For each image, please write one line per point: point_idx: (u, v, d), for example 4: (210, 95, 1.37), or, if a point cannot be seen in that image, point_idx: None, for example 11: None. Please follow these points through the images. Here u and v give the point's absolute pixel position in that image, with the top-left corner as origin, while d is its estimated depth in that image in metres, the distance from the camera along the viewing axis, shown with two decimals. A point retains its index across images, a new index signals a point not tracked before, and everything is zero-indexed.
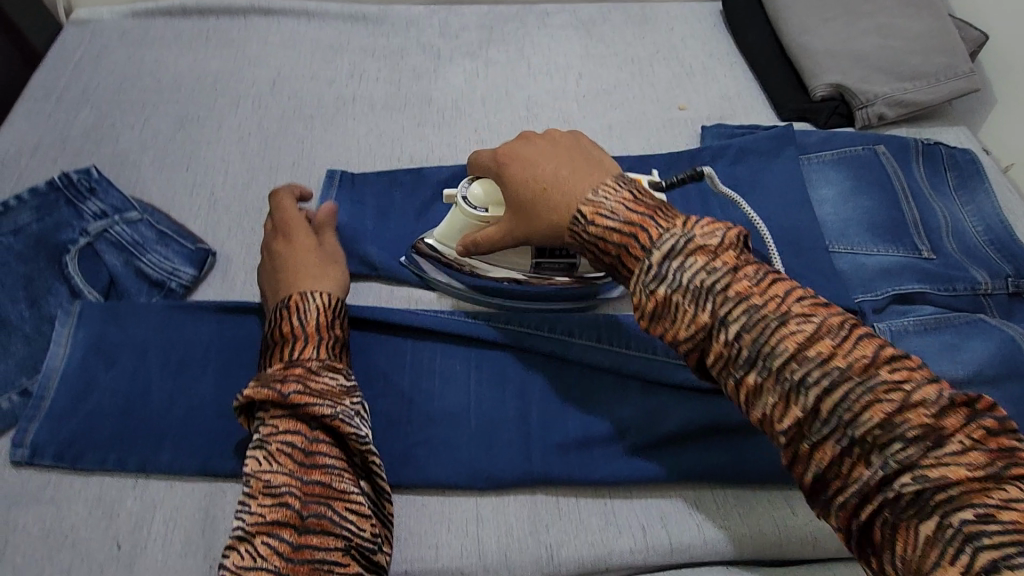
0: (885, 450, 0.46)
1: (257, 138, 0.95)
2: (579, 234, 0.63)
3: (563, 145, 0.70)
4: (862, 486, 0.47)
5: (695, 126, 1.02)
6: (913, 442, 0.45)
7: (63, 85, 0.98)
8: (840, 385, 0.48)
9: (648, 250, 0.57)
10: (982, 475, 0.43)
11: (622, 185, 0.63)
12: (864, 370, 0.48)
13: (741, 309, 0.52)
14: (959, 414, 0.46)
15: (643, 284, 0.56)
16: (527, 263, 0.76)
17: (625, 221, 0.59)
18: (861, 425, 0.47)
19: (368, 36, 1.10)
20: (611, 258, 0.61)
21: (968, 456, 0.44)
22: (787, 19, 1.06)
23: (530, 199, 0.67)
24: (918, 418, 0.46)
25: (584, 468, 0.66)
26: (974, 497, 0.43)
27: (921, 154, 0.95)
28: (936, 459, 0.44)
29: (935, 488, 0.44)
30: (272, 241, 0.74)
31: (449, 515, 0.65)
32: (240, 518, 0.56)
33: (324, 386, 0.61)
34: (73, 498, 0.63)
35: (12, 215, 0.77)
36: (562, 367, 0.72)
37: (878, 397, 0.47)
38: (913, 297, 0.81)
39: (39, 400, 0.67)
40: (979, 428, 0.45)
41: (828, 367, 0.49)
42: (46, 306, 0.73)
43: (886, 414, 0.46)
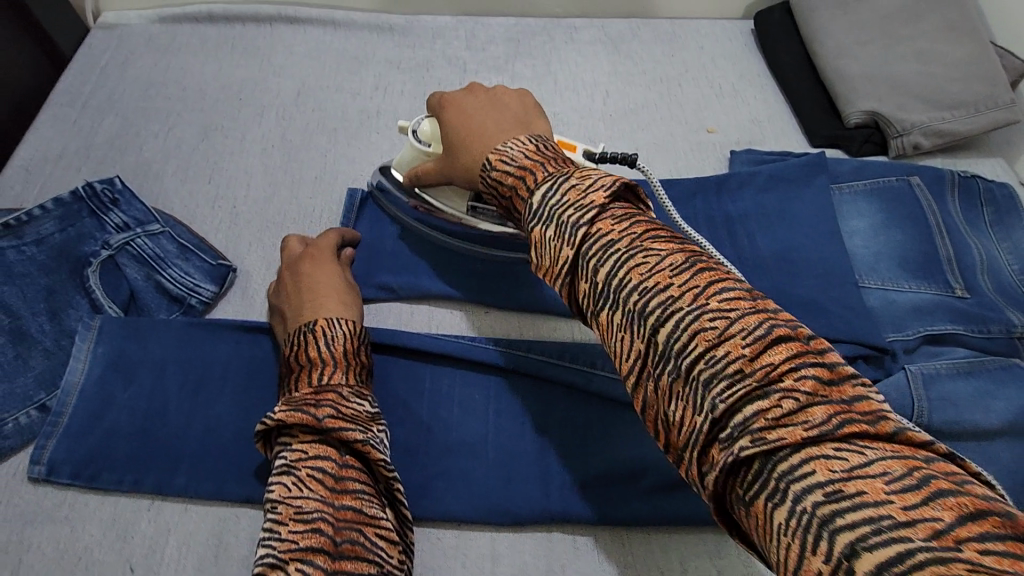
0: (708, 391, 0.39)
1: (280, 150, 0.94)
2: (485, 179, 0.63)
3: (505, 104, 0.69)
4: (697, 437, 0.39)
5: (723, 149, 1.00)
6: (734, 384, 0.38)
7: (89, 90, 0.98)
8: (672, 314, 0.42)
9: (530, 193, 0.55)
10: (818, 434, 0.35)
11: (535, 141, 0.61)
12: (699, 300, 0.42)
13: (597, 245, 0.47)
14: (787, 353, 0.38)
15: (529, 222, 0.54)
16: (463, 206, 0.78)
17: (521, 166, 0.59)
18: (689, 360, 0.40)
19: (393, 47, 1.09)
20: (508, 200, 0.60)
21: (805, 411, 0.36)
22: (822, 41, 1.04)
23: (455, 144, 0.69)
24: (736, 351, 0.39)
25: (603, 507, 0.65)
26: (812, 467, 0.34)
27: (957, 186, 0.92)
28: (767, 409, 0.37)
29: (775, 452, 0.36)
30: (298, 262, 0.75)
31: (464, 550, 0.64)
32: (268, 547, 0.52)
33: (354, 412, 0.62)
34: (88, 518, 0.63)
35: (32, 225, 0.76)
36: (582, 398, 0.71)
37: (705, 325, 0.41)
38: (947, 338, 0.78)
39: (57, 416, 0.67)
40: (811, 377, 0.37)
41: (663, 296, 0.43)
42: (66, 320, 0.73)
43: (711, 346, 0.40)
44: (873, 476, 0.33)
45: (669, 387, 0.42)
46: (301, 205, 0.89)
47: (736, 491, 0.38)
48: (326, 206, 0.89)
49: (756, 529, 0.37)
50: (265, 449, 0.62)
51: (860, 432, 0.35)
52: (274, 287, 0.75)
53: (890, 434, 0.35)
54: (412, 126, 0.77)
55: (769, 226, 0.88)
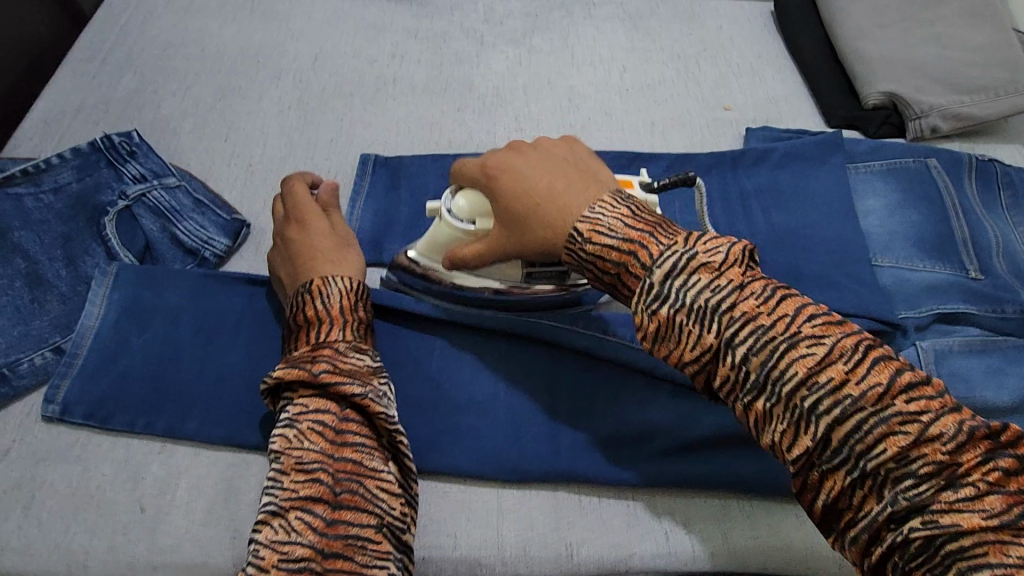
0: (894, 487, 0.42)
1: (296, 113, 0.94)
2: (577, 253, 0.57)
3: (557, 157, 0.64)
4: (870, 521, 0.43)
5: (739, 127, 0.99)
6: (921, 480, 0.41)
7: (108, 48, 0.99)
8: (852, 415, 0.43)
9: (649, 269, 0.51)
10: (997, 524, 0.39)
11: (621, 203, 0.57)
12: (881, 400, 0.43)
13: (827, 392, 0.44)
14: (977, 449, 0.41)
15: (643, 303, 0.51)
16: (518, 274, 0.68)
17: (624, 238, 0.54)
18: (871, 457, 0.42)
19: (411, 18, 1.09)
20: (611, 277, 0.56)
21: (986, 503, 0.40)
22: (843, 23, 1.03)
23: (525, 214, 0.60)
24: (933, 455, 0.41)
25: (611, 468, 0.66)
26: (985, 549, 0.39)
27: (975, 170, 0.92)
28: (951, 504, 0.40)
29: (943, 536, 0.40)
30: (287, 227, 0.72)
31: (472, 505, 0.64)
32: (270, 496, 0.54)
33: (352, 366, 0.61)
34: (100, 459, 0.63)
35: (50, 173, 0.76)
36: (591, 361, 0.71)
37: (895, 428, 0.42)
38: (960, 317, 0.78)
39: (72, 358, 0.67)
40: (1000, 468, 0.40)
41: (838, 394, 0.44)
42: (82, 266, 0.73)
43: (900, 449, 0.42)
44: None
45: (838, 479, 0.44)
46: (316, 166, 0.89)
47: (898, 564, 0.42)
48: (341, 169, 0.89)
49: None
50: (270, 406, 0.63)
51: None
52: (269, 253, 0.73)
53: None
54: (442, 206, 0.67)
55: (784, 202, 0.88)
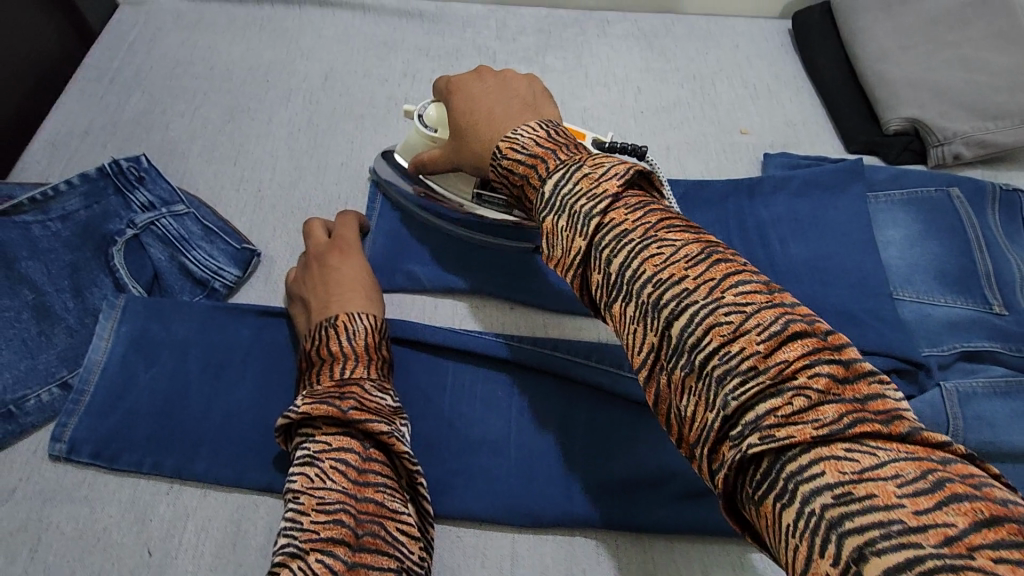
0: (720, 387, 0.38)
1: (306, 135, 0.93)
2: (495, 169, 0.61)
3: (513, 90, 0.69)
4: (711, 436, 0.38)
5: (756, 152, 0.97)
6: (748, 378, 0.37)
7: (116, 66, 0.98)
8: (686, 308, 0.41)
9: (542, 183, 0.54)
10: (829, 434, 0.34)
11: (545, 128, 0.60)
12: (710, 291, 0.40)
13: (672, 290, 0.42)
14: (804, 350, 0.37)
15: (543, 215, 0.52)
16: (469, 193, 0.77)
17: (532, 155, 0.57)
18: (703, 355, 0.39)
19: (423, 35, 1.07)
20: (520, 189, 0.59)
21: (816, 410, 0.35)
22: (864, 45, 1.01)
23: (466, 128, 0.67)
24: (751, 348, 0.38)
25: (626, 513, 0.64)
26: (822, 468, 0.34)
27: (998, 200, 0.89)
28: (783, 412, 0.36)
29: (784, 450, 0.35)
30: (326, 254, 0.73)
31: (484, 550, 0.63)
32: (288, 537, 0.52)
33: (378, 405, 0.61)
34: (108, 499, 0.62)
35: (57, 201, 0.75)
36: (605, 401, 0.70)
37: (720, 318, 0.39)
38: (982, 355, 0.77)
39: (80, 394, 0.66)
40: (825, 374, 0.36)
41: (679, 288, 0.42)
42: (90, 298, 0.72)
43: (725, 342, 0.39)
44: (885, 478, 0.32)
45: (682, 384, 0.41)
46: (326, 191, 0.87)
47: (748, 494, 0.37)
48: (351, 193, 0.88)
49: (767, 531, 0.36)
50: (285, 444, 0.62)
51: (874, 432, 0.34)
52: (292, 281, 0.73)
53: (903, 434, 0.34)
54: (417, 111, 0.77)
55: (802, 232, 0.86)
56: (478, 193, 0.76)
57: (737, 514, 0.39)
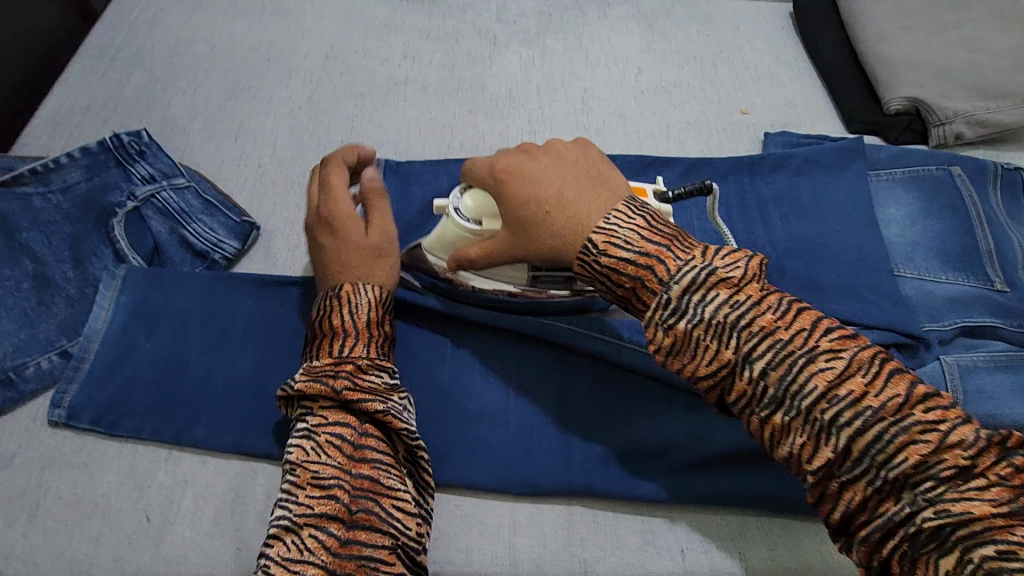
0: (914, 488, 0.43)
1: (307, 113, 0.93)
2: (589, 266, 0.56)
3: (572, 163, 0.61)
4: (888, 522, 0.44)
5: (757, 132, 0.97)
6: (941, 479, 0.42)
7: (117, 45, 0.98)
8: (873, 425, 0.44)
9: (668, 284, 0.51)
10: (1005, 512, 0.41)
11: (637, 212, 0.56)
12: (898, 408, 0.44)
13: (852, 408, 0.45)
14: (991, 452, 0.43)
15: (661, 318, 0.51)
16: (524, 276, 0.67)
17: (641, 252, 0.53)
18: (894, 468, 0.43)
19: (423, 17, 1.07)
20: (625, 290, 0.54)
21: (988, 491, 0.42)
22: (865, 26, 1.01)
23: (533, 222, 0.59)
24: (945, 454, 0.43)
25: (625, 483, 0.64)
26: (996, 533, 0.40)
27: (1000, 179, 0.89)
28: (961, 493, 0.42)
29: (953, 523, 0.41)
30: (320, 232, 0.68)
31: (482, 518, 0.63)
32: (284, 509, 0.53)
33: (375, 382, 0.60)
34: (107, 465, 0.62)
35: (59, 172, 0.75)
36: (606, 373, 0.70)
37: (915, 438, 0.43)
38: (984, 331, 0.76)
39: (79, 362, 0.66)
40: (1009, 464, 0.42)
41: (859, 407, 0.45)
42: (89, 268, 0.72)
43: (922, 456, 0.43)
44: None
45: (851, 484, 0.45)
46: None
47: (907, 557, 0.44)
48: None
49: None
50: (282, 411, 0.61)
51: None
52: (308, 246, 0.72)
53: None
54: (450, 203, 0.66)
55: (803, 210, 0.86)
56: (534, 275, 0.66)
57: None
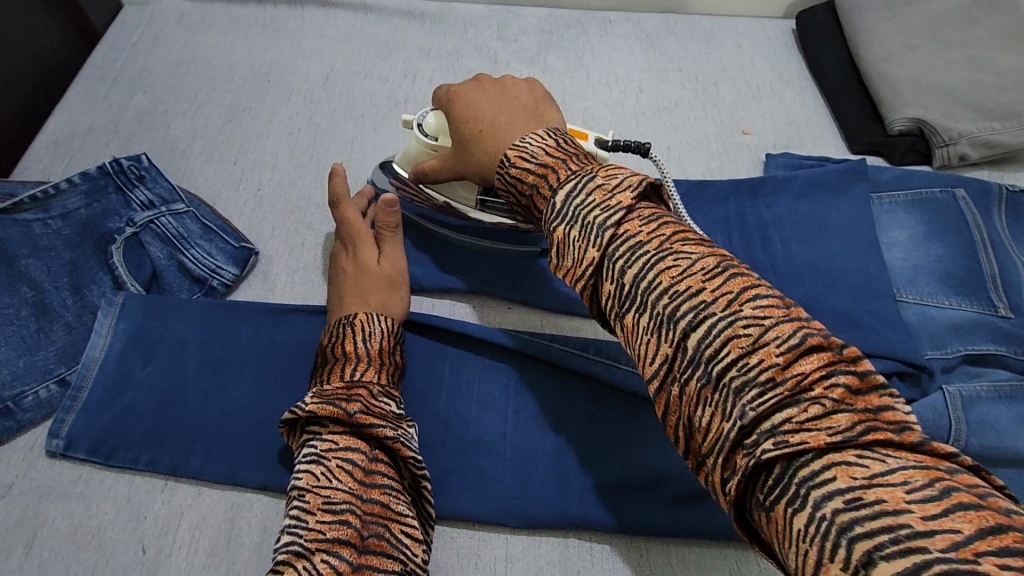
0: (740, 400, 0.39)
1: (306, 134, 0.93)
2: (502, 177, 0.60)
3: (514, 97, 0.67)
4: (722, 442, 0.39)
5: (758, 152, 0.97)
6: (767, 391, 0.38)
7: (119, 67, 0.98)
8: (703, 320, 0.42)
9: (554, 189, 0.54)
10: (839, 441, 0.35)
11: (553, 136, 0.60)
12: (732, 305, 0.41)
13: (688, 304, 0.43)
14: (818, 362, 0.38)
15: (551, 222, 0.53)
16: (473, 200, 0.74)
17: (542, 164, 0.57)
18: (719, 366, 0.40)
19: (424, 35, 1.07)
20: (528, 201, 0.59)
21: (830, 419, 0.36)
22: (868, 45, 1.00)
23: (468, 139, 0.65)
24: (769, 359, 0.39)
25: (622, 515, 0.64)
26: (833, 474, 0.34)
27: (1005, 202, 0.88)
28: (796, 421, 0.37)
29: (796, 457, 0.36)
30: (342, 256, 0.73)
31: (478, 551, 0.63)
32: (293, 535, 0.52)
33: (385, 409, 0.61)
34: (103, 496, 0.62)
35: (59, 199, 0.75)
36: (603, 400, 0.69)
37: (738, 332, 0.40)
38: (988, 359, 0.75)
39: (77, 390, 0.67)
40: (841, 384, 0.37)
41: (694, 301, 0.43)
42: (88, 296, 0.73)
43: (743, 354, 0.40)
44: (895, 484, 0.33)
45: (682, 383, 0.42)
46: (325, 189, 0.87)
47: (758, 500, 0.38)
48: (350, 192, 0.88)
49: (777, 535, 0.36)
50: (288, 437, 0.61)
51: (887, 439, 0.35)
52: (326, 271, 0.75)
53: (916, 445, 0.35)
54: (416, 120, 0.73)
55: (804, 233, 0.85)
56: (481, 199, 0.73)
57: (745, 522, 0.39)
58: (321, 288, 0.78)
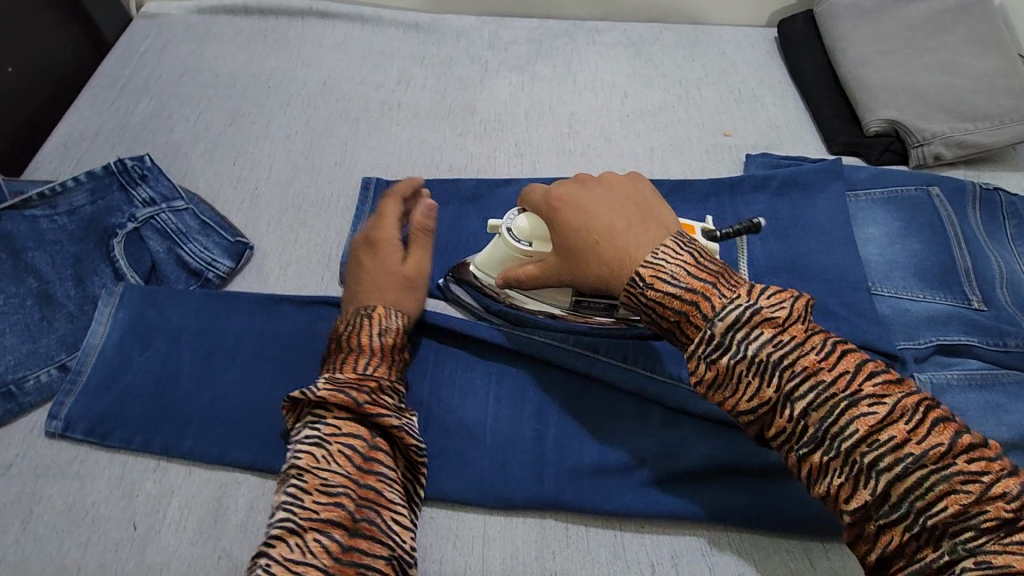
0: (870, 466, 0.47)
1: (303, 137, 0.97)
2: (636, 298, 0.57)
3: (622, 196, 0.65)
4: (856, 502, 0.47)
5: (740, 154, 1.00)
6: (890, 456, 0.46)
7: (127, 75, 1.03)
8: (841, 408, 0.48)
9: (711, 320, 0.53)
10: (963, 490, 0.44)
11: (684, 246, 0.58)
12: (852, 387, 0.49)
13: (809, 385, 0.49)
14: (925, 425, 0.46)
15: (703, 352, 0.53)
16: (568, 300, 0.72)
17: (688, 287, 0.55)
18: (847, 442, 0.48)
19: (418, 44, 1.12)
20: (669, 323, 0.56)
21: (949, 473, 0.45)
22: (845, 51, 1.03)
23: (582, 248, 0.63)
24: (890, 431, 0.47)
25: (598, 496, 0.65)
26: (973, 533, 0.44)
27: (979, 199, 0.90)
28: (937, 488, 0.45)
29: (925, 506, 0.45)
30: (363, 251, 0.74)
31: (456, 530, 0.65)
32: (288, 512, 0.55)
33: (391, 401, 0.64)
34: (98, 475, 0.65)
35: (65, 196, 0.79)
36: (580, 388, 0.72)
37: (861, 409, 0.48)
38: (961, 349, 0.77)
39: (76, 375, 0.70)
40: (950, 439, 0.46)
41: (816, 383, 0.49)
42: (90, 287, 0.76)
43: (867, 429, 0.47)
44: (1003, 519, 0.43)
45: (830, 465, 0.48)
46: (320, 189, 0.91)
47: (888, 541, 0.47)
48: (343, 191, 0.91)
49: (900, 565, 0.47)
50: (291, 422, 0.64)
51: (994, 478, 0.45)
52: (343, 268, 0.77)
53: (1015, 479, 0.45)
54: (505, 223, 0.70)
55: (780, 230, 0.88)
56: (576, 297, 0.72)
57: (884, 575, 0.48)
58: (313, 281, 0.81)
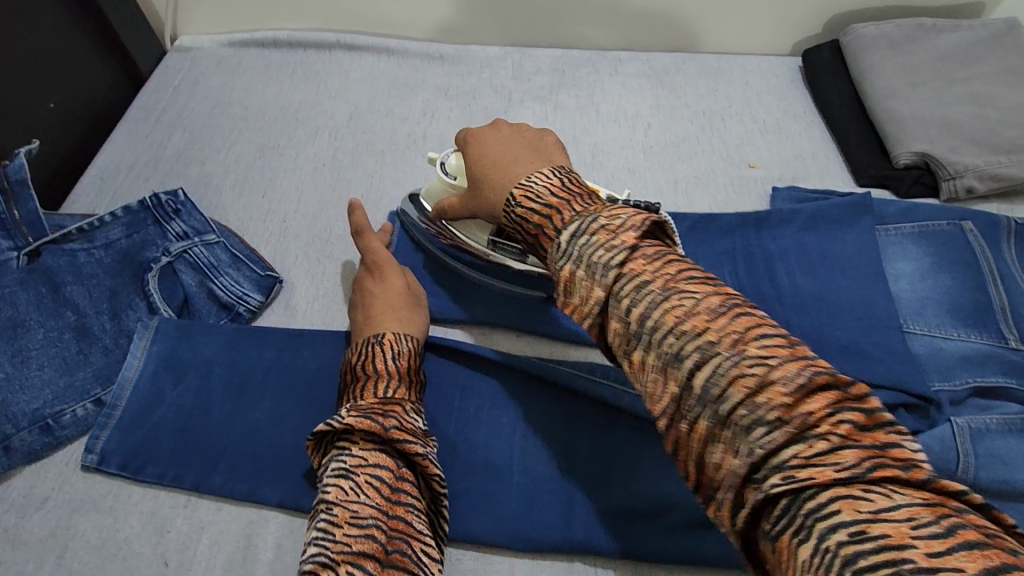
0: (747, 435, 0.40)
1: (331, 169, 0.99)
2: (510, 215, 0.61)
3: (523, 140, 0.69)
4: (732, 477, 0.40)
5: (765, 186, 0.99)
6: (772, 428, 0.39)
7: (161, 108, 1.06)
8: (709, 359, 0.42)
9: (562, 232, 0.54)
10: (849, 478, 0.36)
11: (558, 174, 0.60)
12: (724, 337, 0.42)
13: (693, 343, 0.43)
14: (825, 400, 0.38)
15: (559, 264, 0.53)
16: (485, 239, 0.78)
17: (547, 203, 0.57)
18: (726, 403, 0.41)
19: (443, 75, 1.13)
20: (534, 238, 0.58)
21: (838, 454, 0.37)
22: (872, 81, 1.02)
23: (483, 172, 0.67)
24: (776, 398, 0.39)
25: (626, 542, 0.65)
26: (839, 508, 0.35)
27: (1014, 234, 0.89)
28: (806, 456, 0.37)
29: (805, 492, 0.37)
30: (366, 280, 0.78)
31: (483, 573, 0.64)
32: (321, 546, 0.53)
33: (415, 426, 0.63)
34: (131, 510, 0.66)
35: (102, 231, 0.80)
36: (609, 426, 0.71)
37: (743, 370, 0.41)
38: (997, 391, 0.75)
39: (112, 408, 0.71)
40: (848, 421, 0.37)
41: (699, 340, 0.43)
42: (125, 320, 0.78)
43: (748, 391, 0.40)
44: (900, 520, 0.33)
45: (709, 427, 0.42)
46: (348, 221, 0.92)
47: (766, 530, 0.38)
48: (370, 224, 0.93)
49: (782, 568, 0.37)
50: (313, 455, 0.64)
51: (894, 476, 0.36)
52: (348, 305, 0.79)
53: (923, 481, 0.35)
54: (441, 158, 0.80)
55: (808, 265, 0.86)
56: (494, 239, 0.77)
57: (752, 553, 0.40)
58: (340, 315, 0.82)
